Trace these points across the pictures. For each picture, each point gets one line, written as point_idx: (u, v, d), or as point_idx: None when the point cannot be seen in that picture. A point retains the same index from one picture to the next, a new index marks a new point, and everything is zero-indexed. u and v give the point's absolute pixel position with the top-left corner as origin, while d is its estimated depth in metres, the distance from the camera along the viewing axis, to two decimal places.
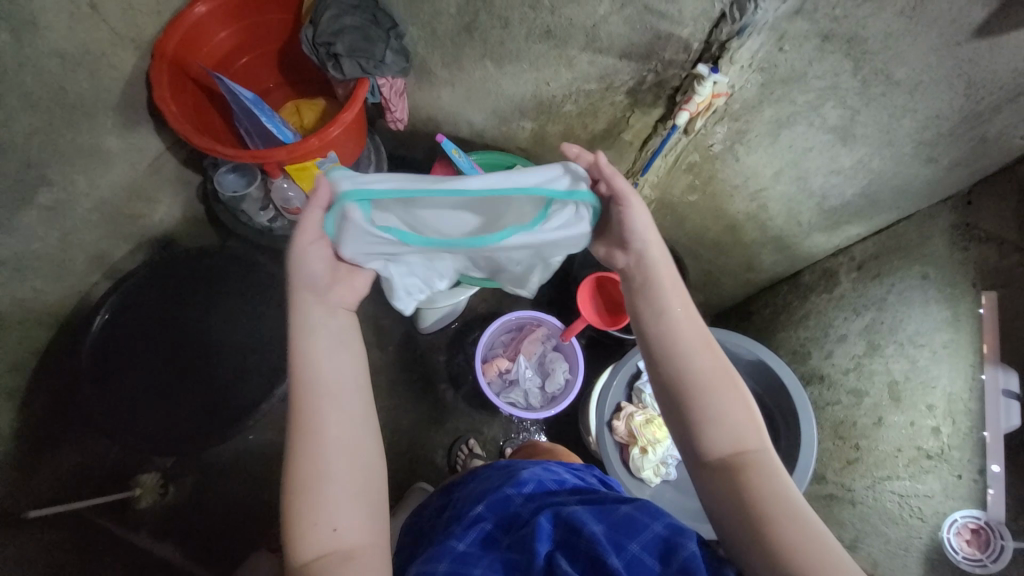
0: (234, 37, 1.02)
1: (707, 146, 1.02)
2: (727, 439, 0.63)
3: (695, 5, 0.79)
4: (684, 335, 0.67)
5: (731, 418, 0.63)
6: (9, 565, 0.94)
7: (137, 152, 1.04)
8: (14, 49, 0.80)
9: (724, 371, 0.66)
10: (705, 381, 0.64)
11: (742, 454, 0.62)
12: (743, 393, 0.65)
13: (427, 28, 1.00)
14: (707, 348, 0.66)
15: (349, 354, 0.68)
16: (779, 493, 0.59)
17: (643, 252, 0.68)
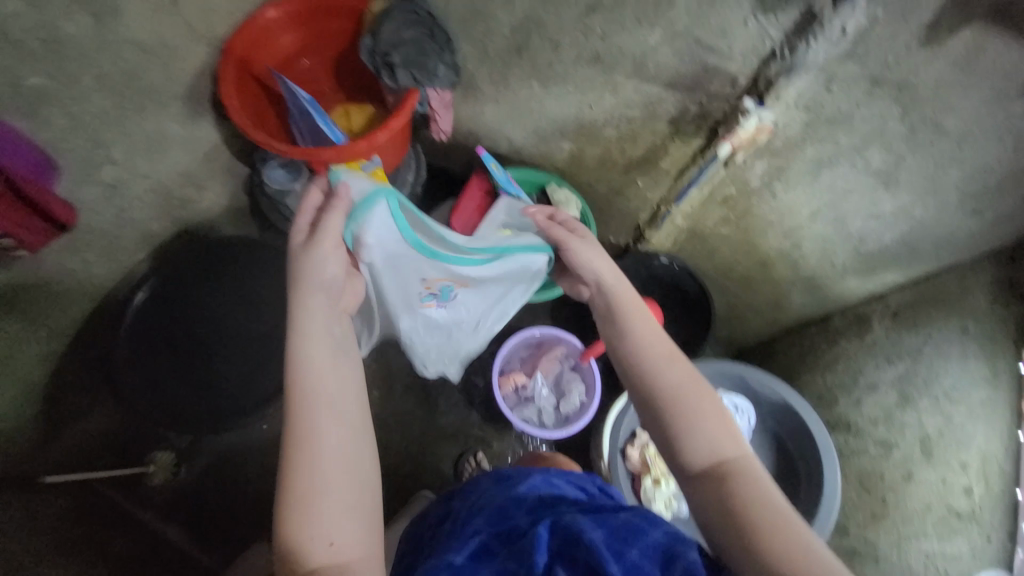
0: (298, 42, 1.08)
1: (745, 181, 1.02)
2: (706, 450, 0.63)
3: (746, 42, 0.81)
4: (651, 350, 0.70)
5: (707, 428, 0.64)
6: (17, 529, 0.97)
7: (194, 140, 1.10)
8: (96, 32, 0.84)
9: (696, 383, 0.67)
10: (677, 393, 0.66)
11: (723, 465, 0.62)
12: (716, 403, 0.66)
13: (479, 46, 1.04)
14: (674, 361, 0.69)
15: (346, 360, 0.70)
16: (766, 501, 0.58)
17: (603, 276, 0.77)
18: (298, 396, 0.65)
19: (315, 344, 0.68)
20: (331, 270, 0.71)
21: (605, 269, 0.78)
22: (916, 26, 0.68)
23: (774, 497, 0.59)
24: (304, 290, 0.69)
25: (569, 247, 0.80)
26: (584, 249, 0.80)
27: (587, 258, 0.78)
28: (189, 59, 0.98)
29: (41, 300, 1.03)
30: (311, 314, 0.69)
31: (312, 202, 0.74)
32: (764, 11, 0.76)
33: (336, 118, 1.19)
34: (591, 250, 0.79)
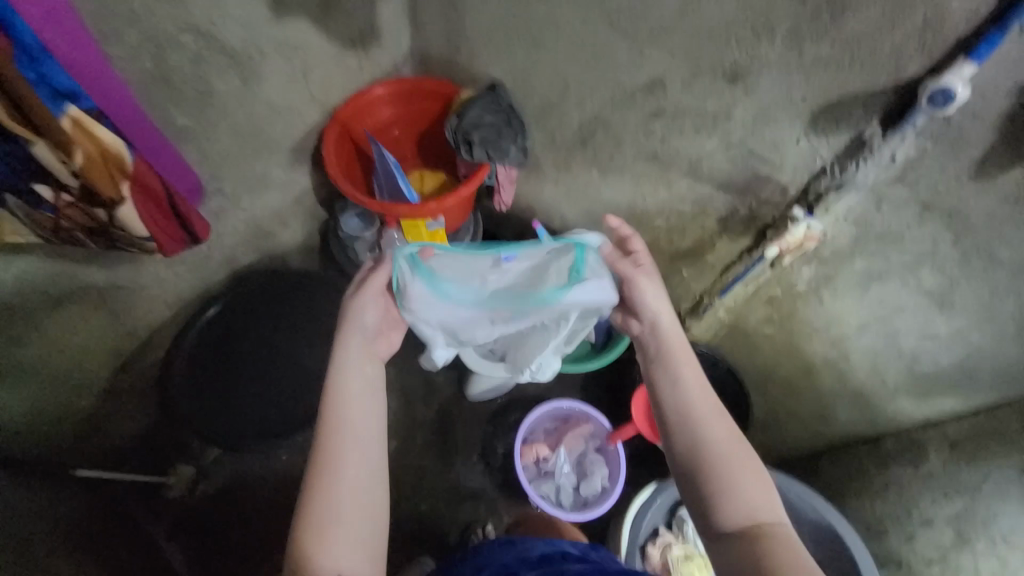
0: (394, 115, 1.25)
1: (791, 284, 1.04)
2: (740, 510, 0.63)
3: (797, 157, 0.87)
4: (696, 402, 0.69)
5: (740, 486, 0.64)
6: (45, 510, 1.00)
7: (290, 184, 1.25)
8: (241, 91, 1.01)
9: (732, 439, 0.67)
10: (716, 452, 0.66)
11: (757, 527, 0.62)
12: (749, 460, 0.66)
13: (549, 135, 1.16)
14: (714, 413, 0.69)
15: (373, 399, 0.70)
16: (800, 567, 0.59)
17: (659, 317, 0.73)
18: (326, 427, 0.67)
19: (350, 380, 0.70)
20: (371, 316, 0.74)
21: (664, 310, 0.73)
22: (966, 161, 0.72)
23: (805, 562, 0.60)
24: (349, 329, 0.72)
25: (637, 283, 0.73)
26: (649, 288, 0.73)
27: (650, 295, 0.73)
28: (303, 118, 1.16)
29: (126, 302, 1.11)
30: (351, 352, 0.71)
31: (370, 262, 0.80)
32: (818, 132, 0.82)
33: (412, 180, 1.33)
34: (655, 290, 0.73)
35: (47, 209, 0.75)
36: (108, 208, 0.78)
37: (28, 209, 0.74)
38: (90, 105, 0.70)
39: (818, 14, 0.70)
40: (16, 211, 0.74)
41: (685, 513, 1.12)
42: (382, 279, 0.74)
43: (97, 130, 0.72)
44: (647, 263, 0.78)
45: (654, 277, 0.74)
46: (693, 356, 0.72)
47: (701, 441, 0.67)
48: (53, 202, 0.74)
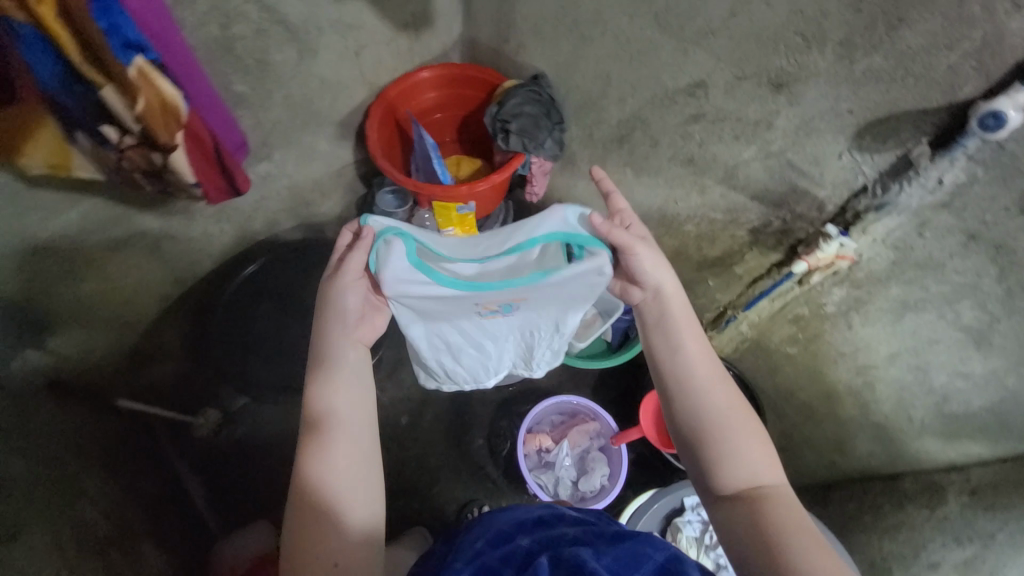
0: (438, 99, 1.29)
1: (819, 304, 1.02)
2: (744, 470, 0.64)
3: (838, 173, 0.84)
4: (700, 367, 0.70)
5: (745, 447, 0.65)
6: (81, 428, 1.07)
7: (335, 157, 1.31)
8: (296, 64, 1.06)
9: (736, 403, 0.68)
10: (721, 414, 0.67)
11: (759, 486, 0.63)
12: (752, 423, 0.67)
13: (587, 130, 1.17)
14: (718, 378, 0.69)
15: (357, 384, 0.73)
16: (802, 525, 0.60)
17: (661, 285, 0.74)
18: (312, 421, 0.70)
19: (334, 369, 0.73)
20: (353, 302, 0.75)
21: (666, 279, 0.74)
22: (1017, 192, 0.68)
23: (805, 519, 0.61)
24: (333, 320, 0.74)
25: (636, 255, 0.73)
26: (649, 259, 0.73)
27: (650, 266, 0.74)
28: (352, 94, 1.21)
29: (177, 252, 1.20)
30: (338, 343, 0.74)
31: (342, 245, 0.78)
32: (863, 148, 0.79)
33: (448, 163, 1.36)
34: (653, 261, 0.74)
35: (112, 150, 0.74)
36: (164, 153, 0.77)
37: (95, 149, 0.74)
38: (154, 57, 0.68)
39: (872, 24, 0.67)
40: (84, 150, 0.75)
41: (680, 523, 1.11)
42: (360, 261, 0.75)
43: (159, 81, 0.71)
44: (637, 224, 0.78)
45: (648, 247, 0.74)
46: (695, 323, 0.73)
47: (707, 405, 0.67)
48: (116, 144, 0.73)
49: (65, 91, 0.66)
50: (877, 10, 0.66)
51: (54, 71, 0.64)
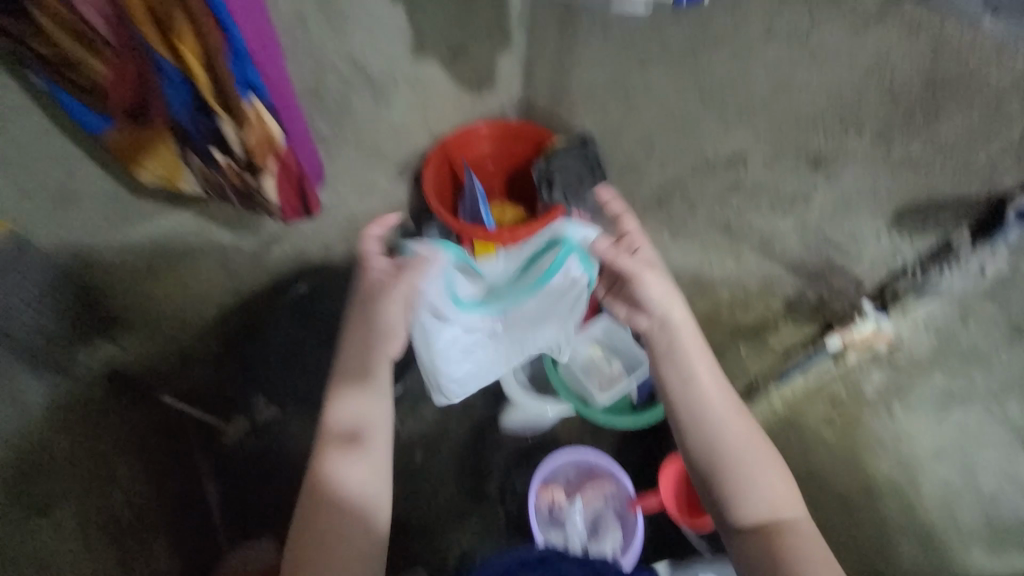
0: (491, 150, 1.39)
1: (859, 387, 1.00)
2: (764, 504, 0.67)
3: (877, 254, 0.86)
4: (717, 403, 0.70)
5: (766, 482, 0.68)
6: (124, 428, 1.14)
7: (391, 194, 1.42)
8: (372, 111, 1.19)
9: (754, 436, 0.70)
10: (741, 451, 0.68)
11: (776, 520, 0.67)
12: (771, 458, 0.69)
13: (628, 189, 1.22)
14: (736, 412, 0.71)
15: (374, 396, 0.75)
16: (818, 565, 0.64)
17: (674, 315, 0.74)
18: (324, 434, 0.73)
19: (356, 385, 0.74)
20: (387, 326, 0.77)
21: (678, 309, 0.74)
22: None
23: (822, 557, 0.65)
24: (357, 335, 0.77)
25: (644, 283, 0.75)
26: (661, 288, 0.74)
27: (659, 295, 0.74)
28: (414, 140, 1.33)
29: (240, 266, 1.24)
30: (359, 356, 0.76)
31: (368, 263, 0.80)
32: (901, 229, 0.81)
33: (493, 208, 1.44)
34: (663, 289, 0.74)
35: (216, 170, 0.73)
36: (257, 177, 0.73)
37: (204, 170, 0.73)
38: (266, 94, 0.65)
39: (910, 113, 0.71)
40: (195, 171, 0.74)
41: None
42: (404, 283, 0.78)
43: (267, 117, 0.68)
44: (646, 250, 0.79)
45: (658, 275, 0.75)
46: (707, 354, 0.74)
47: (726, 442, 0.69)
48: (217, 163, 0.71)
49: (191, 118, 0.66)
50: (915, 101, 0.70)
51: (186, 100, 0.64)
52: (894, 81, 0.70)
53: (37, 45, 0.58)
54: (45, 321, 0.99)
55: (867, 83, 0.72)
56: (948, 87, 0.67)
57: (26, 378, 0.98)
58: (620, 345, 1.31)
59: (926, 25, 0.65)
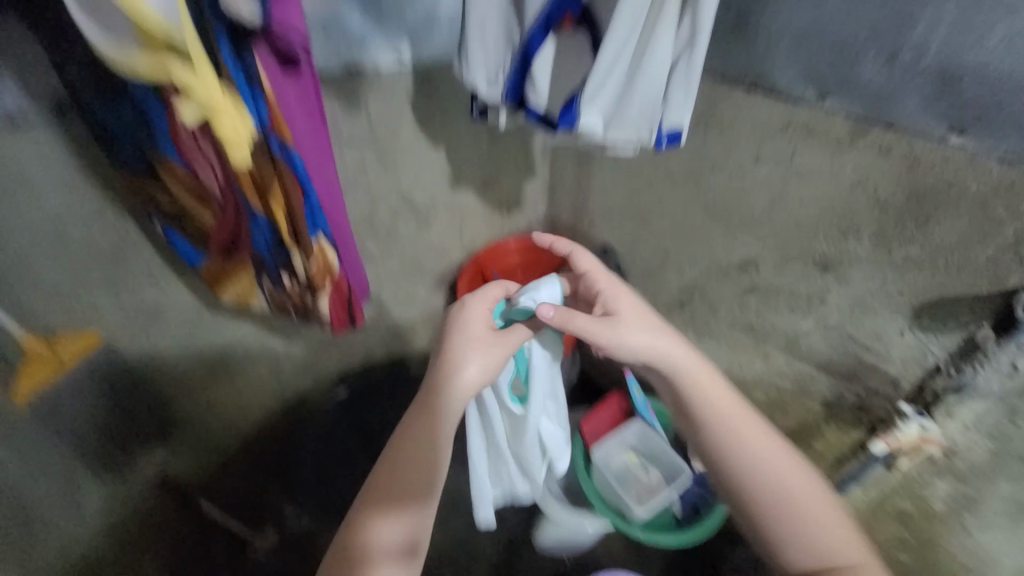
0: (522, 261, 1.52)
1: (923, 499, 0.91)
2: (811, 530, 0.69)
3: (904, 351, 0.84)
4: (734, 426, 0.73)
5: (805, 504, 0.70)
6: (163, 539, 1.20)
7: (430, 302, 1.55)
8: (415, 234, 1.36)
9: (781, 457, 0.73)
10: (770, 473, 0.71)
11: (824, 541, 0.69)
12: (799, 476, 0.72)
13: (651, 294, 1.28)
14: (756, 433, 0.73)
15: (426, 481, 0.70)
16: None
17: (659, 354, 0.74)
18: (361, 507, 0.69)
19: (406, 492, 0.69)
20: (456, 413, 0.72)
21: (665, 345, 0.74)
22: None
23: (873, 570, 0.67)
24: (423, 414, 0.72)
25: (621, 338, 0.73)
26: (633, 339, 0.73)
27: (647, 346, 0.74)
28: (451, 255, 1.49)
29: (289, 369, 1.36)
30: (417, 434, 0.71)
31: (458, 328, 0.74)
32: (924, 327, 0.81)
33: None
34: (634, 338, 0.74)
35: (282, 289, 0.76)
36: (316, 296, 0.75)
37: (274, 289, 0.77)
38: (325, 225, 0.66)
39: (902, 219, 0.76)
40: (266, 292, 0.78)
41: None
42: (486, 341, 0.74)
43: (326, 245, 0.68)
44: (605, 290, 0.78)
45: (626, 322, 0.74)
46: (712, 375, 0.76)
47: (753, 468, 0.72)
48: (286, 286, 0.74)
49: (268, 251, 0.69)
50: (904, 209, 0.76)
51: (266, 239, 0.67)
52: (880, 194, 0.77)
53: (164, 199, 0.68)
54: (105, 430, 1.05)
55: (854, 196, 0.80)
56: (935, 198, 0.72)
57: (88, 489, 1.04)
58: (657, 452, 1.26)
59: (897, 147, 0.73)
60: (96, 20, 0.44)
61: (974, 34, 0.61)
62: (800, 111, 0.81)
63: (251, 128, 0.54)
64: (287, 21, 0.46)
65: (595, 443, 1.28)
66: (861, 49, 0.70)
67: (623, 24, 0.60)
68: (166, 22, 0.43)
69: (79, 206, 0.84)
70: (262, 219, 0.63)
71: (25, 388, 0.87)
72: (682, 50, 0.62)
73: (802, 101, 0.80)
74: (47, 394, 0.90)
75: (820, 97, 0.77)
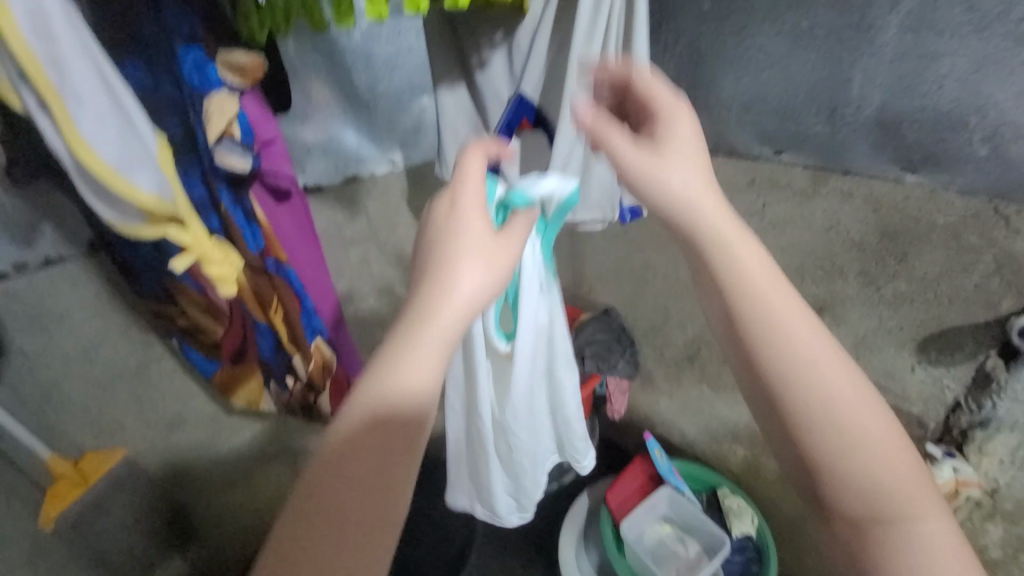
0: None
1: (979, 547, 0.85)
2: (873, 477, 0.44)
3: (921, 388, 0.82)
4: (784, 327, 0.45)
5: (872, 441, 0.44)
6: None
7: None
8: None
9: (843, 367, 0.45)
10: (824, 395, 0.44)
11: (869, 468, 0.44)
12: (869, 399, 0.45)
13: (658, 351, 1.26)
14: (813, 332, 0.46)
15: (414, 434, 0.43)
16: (939, 540, 0.43)
17: (700, 207, 0.47)
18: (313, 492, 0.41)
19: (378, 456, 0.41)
20: (443, 340, 0.44)
21: (701, 203, 0.47)
22: None
23: (946, 529, 0.44)
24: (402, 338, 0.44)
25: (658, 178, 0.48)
26: (673, 176, 0.48)
27: (683, 187, 0.48)
28: None
29: None
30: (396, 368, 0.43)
31: (440, 217, 0.48)
32: (933, 361, 0.79)
33: None
34: (678, 182, 0.47)
35: (286, 390, 0.79)
36: (317, 394, 0.78)
37: (279, 391, 0.80)
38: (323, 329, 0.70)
39: (882, 256, 0.79)
40: (272, 394, 0.82)
41: None
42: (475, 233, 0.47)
43: (324, 348, 0.72)
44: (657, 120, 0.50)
45: (666, 151, 0.49)
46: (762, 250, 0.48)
47: (803, 387, 0.45)
48: (290, 387, 0.77)
49: (273, 355, 0.74)
50: (879, 248, 0.79)
51: (270, 344, 0.72)
52: (852, 234, 0.81)
53: (179, 318, 0.73)
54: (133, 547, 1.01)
55: (830, 239, 0.83)
56: (907, 234, 0.75)
57: None
58: (690, 520, 1.19)
59: (858, 191, 0.77)
60: (100, 199, 0.46)
61: (908, 85, 0.65)
62: (762, 166, 0.86)
63: (251, 254, 0.60)
64: (275, 166, 0.55)
65: (624, 516, 1.19)
66: (802, 109, 0.76)
67: (571, 123, 0.67)
68: (162, 198, 0.48)
69: (110, 329, 0.92)
70: (265, 326, 0.69)
71: (52, 511, 0.88)
72: None
73: (762, 158, 0.85)
74: (71, 517, 0.90)
75: (776, 153, 0.83)
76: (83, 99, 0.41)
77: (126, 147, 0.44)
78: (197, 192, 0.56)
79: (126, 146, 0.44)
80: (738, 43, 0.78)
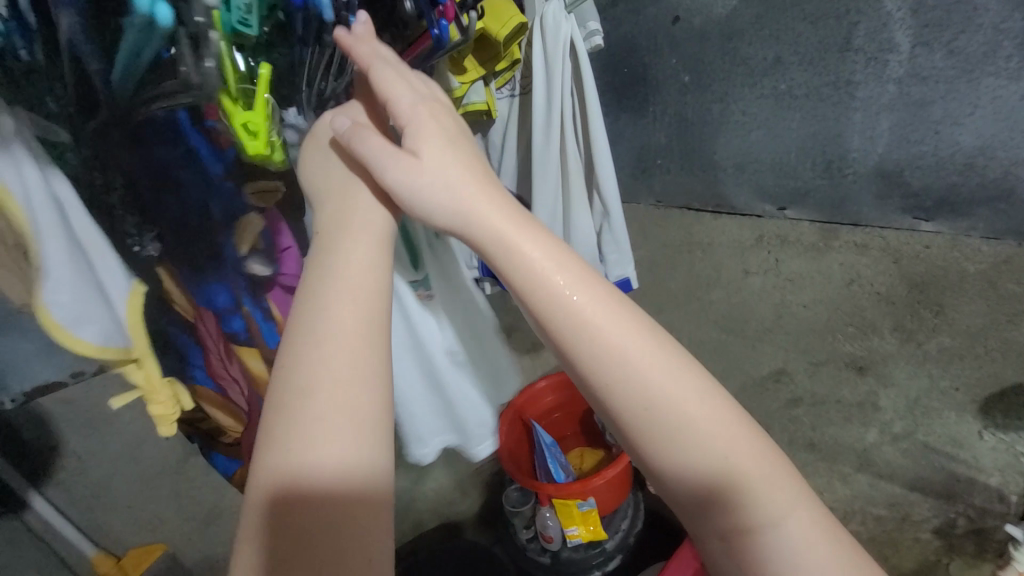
0: (558, 398, 1.10)
1: None
2: (698, 451, 0.28)
3: (996, 456, 0.69)
4: (518, 249, 0.30)
5: (684, 412, 0.28)
6: None
7: None
8: None
9: (619, 315, 0.29)
10: (590, 337, 0.29)
11: (676, 433, 0.28)
12: (675, 371, 0.29)
13: None
14: (550, 252, 0.30)
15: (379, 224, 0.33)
16: (814, 538, 0.27)
17: (409, 143, 0.32)
18: (281, 444, 0.25)
19: (339, 246, 0.31)
20: (378, 235, 0.33)
21: (393, 166, 0.32)
22: None
23: (813, 503, 0.28)
24: (327, 249, 0.31)
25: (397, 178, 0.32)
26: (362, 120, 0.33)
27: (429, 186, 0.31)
28: None
29: None
30: (333, 261, 0.30)
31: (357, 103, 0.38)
32: (1001, 425, 0.70)
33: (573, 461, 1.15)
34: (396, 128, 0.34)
35: None
36: None
37: None
38: None
39: (918, 309, 0.75)
40: None
41: None
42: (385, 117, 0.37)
43: None
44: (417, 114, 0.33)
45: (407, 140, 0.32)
46: (472, 157, 0.33)
47: (554, 337, 0.30)
48: None
49: None
50: (910, 300, 0.76)
51: None
52: (878, 287, 0.78)
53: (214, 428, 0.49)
54: None
55: (854, 293, 0.79)
56: (939, 285, 0.74)
57: None
58: None
59: (873, 242, 0.79)
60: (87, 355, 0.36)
61: (910, 140, 0.65)
62: (768, 224, 0.86)
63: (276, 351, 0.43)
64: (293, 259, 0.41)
65: None
66: (797, 163, 0.76)
67: (543, 211, 0.60)
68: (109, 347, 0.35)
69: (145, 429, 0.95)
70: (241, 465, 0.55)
71: None
72: (600, 221, 0.64)
73: (766, 216, 0.87)
74: None
75: (780, 210, 0.84)
76: (45, 248, 0.30)
77: (84, 305, 0.33)
78: (219, 299, 0.39)
79: (82, 304, 0.32)
80: (722, 110, 0.79)
